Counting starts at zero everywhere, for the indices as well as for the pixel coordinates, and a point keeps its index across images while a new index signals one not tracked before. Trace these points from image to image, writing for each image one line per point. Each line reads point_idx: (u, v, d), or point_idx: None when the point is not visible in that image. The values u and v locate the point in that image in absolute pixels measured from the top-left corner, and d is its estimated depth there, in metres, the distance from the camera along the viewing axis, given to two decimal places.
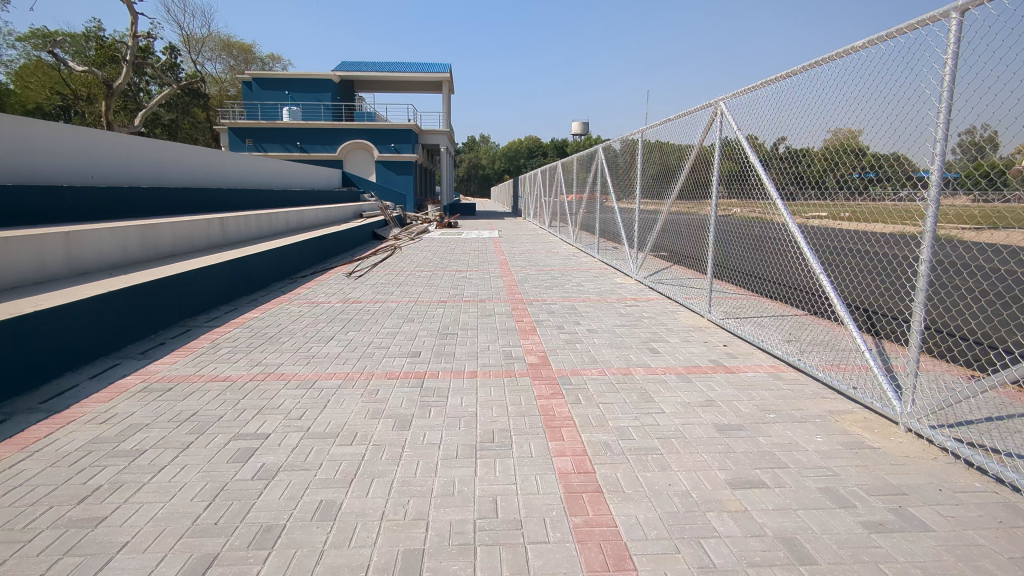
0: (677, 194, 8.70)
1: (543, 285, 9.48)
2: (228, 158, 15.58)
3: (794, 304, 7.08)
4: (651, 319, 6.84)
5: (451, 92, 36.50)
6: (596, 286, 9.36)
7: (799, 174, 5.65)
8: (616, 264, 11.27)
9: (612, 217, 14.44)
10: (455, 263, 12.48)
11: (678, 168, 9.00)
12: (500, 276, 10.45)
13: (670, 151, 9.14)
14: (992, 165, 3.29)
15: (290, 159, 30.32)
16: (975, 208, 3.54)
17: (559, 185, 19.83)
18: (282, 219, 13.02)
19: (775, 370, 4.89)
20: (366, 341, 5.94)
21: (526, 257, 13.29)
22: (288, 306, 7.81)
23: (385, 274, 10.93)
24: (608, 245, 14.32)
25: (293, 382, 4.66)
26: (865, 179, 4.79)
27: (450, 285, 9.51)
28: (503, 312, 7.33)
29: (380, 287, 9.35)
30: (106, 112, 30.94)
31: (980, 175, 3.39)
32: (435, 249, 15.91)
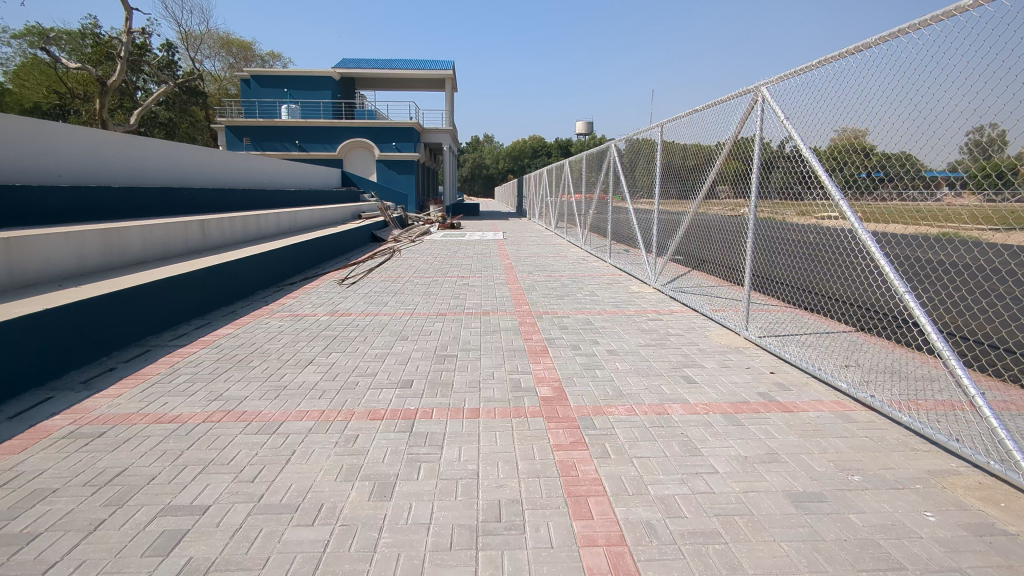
0: (704, 194, 7.85)
1: (553, 294, 8.62)
2: (217, 156, 14.75)
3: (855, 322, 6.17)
4: (679, 337, 5.97)
5: (454, 90, 35.74)
6: (611, 295, 8.48)
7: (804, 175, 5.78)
8: (631, 270, 10.42)
9: (624, 218, 13.60)
10: (457, 269, 11.63)
11: (705, 165, 8.15)
12: (505, 283, 9.60)
13: (694, 148, 8.31)
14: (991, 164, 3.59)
15: (289, 158, 29.54)
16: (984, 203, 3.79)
17: (566, 184, 19.01)
18: (273, 221, 12.21)
19: (841, 408, 4.02)
20: (350, 366, 5.09)
21: (533, 262, 12.44)
22: (268, 320, 6.96)
23: (380, 280, 10.08)
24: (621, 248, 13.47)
25: (255, 425, 3.81)
26: (872, 179, 4.85)
27: (450, 294, 8.67)
28: (510, 328, 6.47)
29: (374, 296, 8.50)
30: (101, 111, 30.20)
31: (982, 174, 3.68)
32: (437, 252, 15.07)
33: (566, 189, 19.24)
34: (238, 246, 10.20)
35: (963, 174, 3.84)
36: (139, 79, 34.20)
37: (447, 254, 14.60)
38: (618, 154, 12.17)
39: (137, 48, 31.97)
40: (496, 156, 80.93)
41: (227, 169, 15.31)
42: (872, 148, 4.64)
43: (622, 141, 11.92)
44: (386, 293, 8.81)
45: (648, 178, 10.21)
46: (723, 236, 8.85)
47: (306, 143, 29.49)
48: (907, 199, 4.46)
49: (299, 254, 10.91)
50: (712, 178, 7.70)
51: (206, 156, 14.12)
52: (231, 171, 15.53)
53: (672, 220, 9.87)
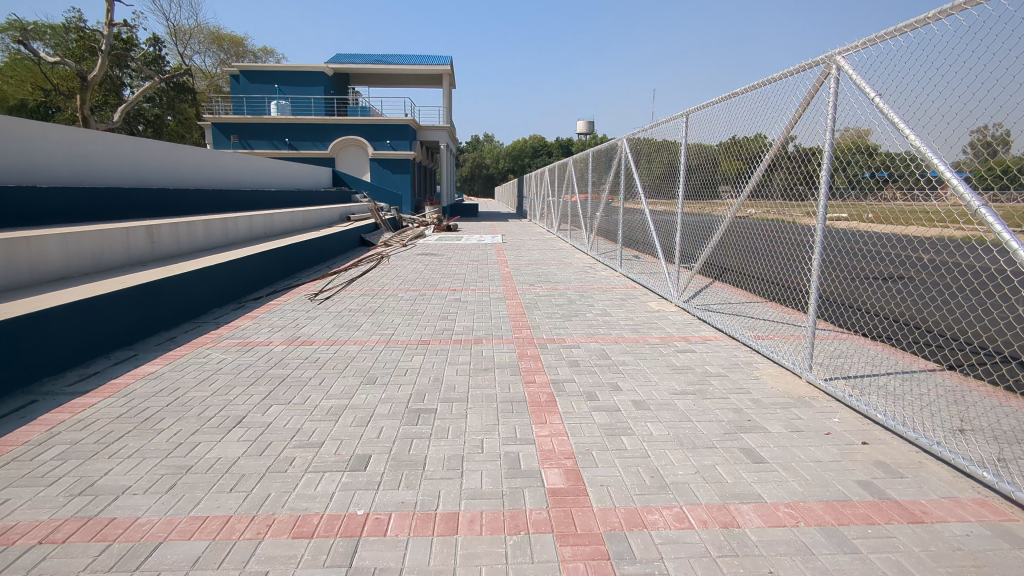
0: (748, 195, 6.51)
1: (559, 314, 7.31)
2: (187, 153, 13.44)
3: (963, 364, 4.78)
4: (723, 382, 4.65)
5: (451, 86, 34.41)
6: (628, 316, 7.16)
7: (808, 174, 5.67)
8: (650, 283, 9.12)
9: (635, 221, 12.32)
10: (448, 280, 10.30)
11: (748, 163, 6.81)
12: (502, 299, 8.30)
13: (734, 150, 6.98)
14: (1003, 163, 3.21)
15: (278, 157, 28.22)
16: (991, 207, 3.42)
17: (569, 184, 17.69)
18: (243, 224, 10.96)
19: (996, 517, 2.72)
20: (291, 429, 3.80)
21: (534, 271, 11.12)
22: (209, 353, 5.65)
23: (359, 295, 8.78)
24: (631, 255, 12.17)
25: (115, 552, 2.50)
26: (878, 179, 4.65)
27: (437, 314, 7.36)
28: (506, 365, 5.16)
29: (346, 318, 7.18)
30: (82, 106, 28.91)
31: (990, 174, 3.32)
32: (430, 259, 13.75)
33: (569, 190, 17.92)
34: (196, 254, 8.92)
35: (964, 176, 3.48)
36: (124, 74, 32.94)
37: (441, 261, 13.28)
38: (625, 151, 10.74)
39: (122, 41, 30.70)
40: (496, 155, 79.57)
41: (201, 168, 14.10)
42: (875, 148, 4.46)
43: (630, 136, 10.51)
44: (362, 312, 7.49)
45: (666, 178, 8.86)
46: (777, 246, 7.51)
47: (296, 142, 28.24)
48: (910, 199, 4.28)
49: (267, 263, 9.65)
50: (760, 176, 6.36)
51: (175, 153, 12.89)
52: (205, 170, 14.32)
53: (697, 223, 8.50)
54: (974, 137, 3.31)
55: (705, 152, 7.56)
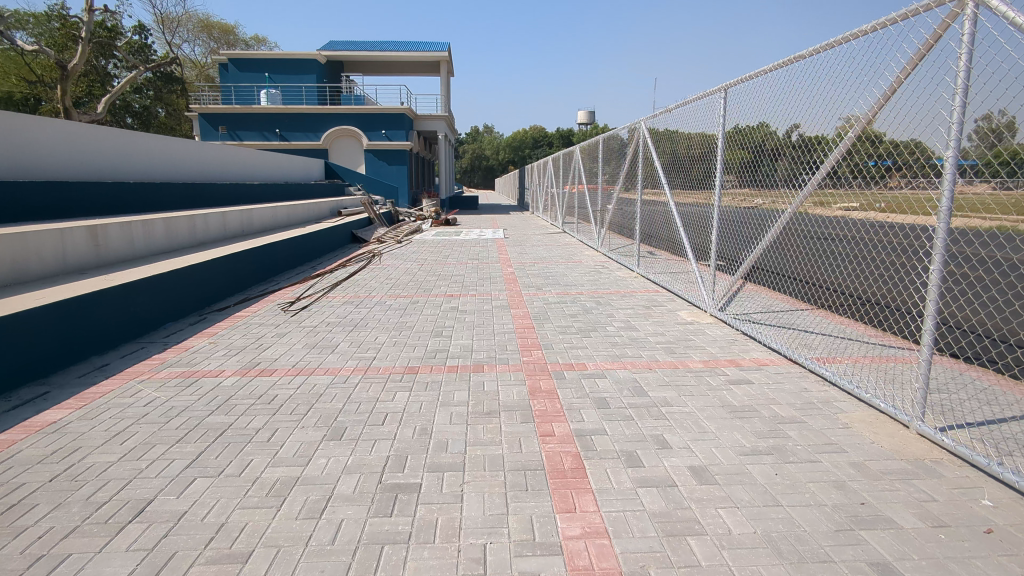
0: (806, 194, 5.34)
1: (575, 328, 6.18)
2: (158, 144, 12.23)
3: None
4: (804, 435, 3.51)
5: (449, 74, 33.06)
6: (658, 331, 6.02)
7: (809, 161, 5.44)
8: (676, 287, 7.96)
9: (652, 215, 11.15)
10: (445, 283, 9.16)
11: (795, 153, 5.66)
12: (506, 309, 7.15)
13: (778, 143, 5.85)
14: (1011, 151, 3.11)
15: (268, 148, 27.00)
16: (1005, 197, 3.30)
17: (575, 175, 16.46)
18: (214, 223, 9.80)
19: None
20: (210, 526, 2.66)
21: (541, 272, 9.97)
22: (141, 389, 4.50)
23: (342, 303, 7.63)
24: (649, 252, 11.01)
25: None
26: (883, 167, 4.53)
27: (430, 330, 6.21)
28: (515, 406, 4.01)
29: (322, 335, 6.04)
30: (63, 97, 27.69)
31: (996, 163, 3.23)
32: (426, 257, 12.58)
33: (575, 181, 16.71)
34: (153, 258, 7.77)
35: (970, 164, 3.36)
36: (109, 64, 31.66)
37: (438, 259, 12.12)
38: (642, 138, 9.47)
39: (105, 30, 29.40)
40: (496, 147, 78.19)
41: (178, 161, 12.95)
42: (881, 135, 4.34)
43: (649, 119, 9.24)
44: (341, 328, 6.34)
45: (697, 167, 7.65)
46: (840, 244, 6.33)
47: (287, 133, 27.00)
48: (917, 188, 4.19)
49: (235, 267, 8.49)
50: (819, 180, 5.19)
51: (144, 144, 11.68)
52: (183, 163, 13.16)
53: (736, 217, 7.28)
54: (980, 123, 3.24)
55: (746, 137, 6.40)
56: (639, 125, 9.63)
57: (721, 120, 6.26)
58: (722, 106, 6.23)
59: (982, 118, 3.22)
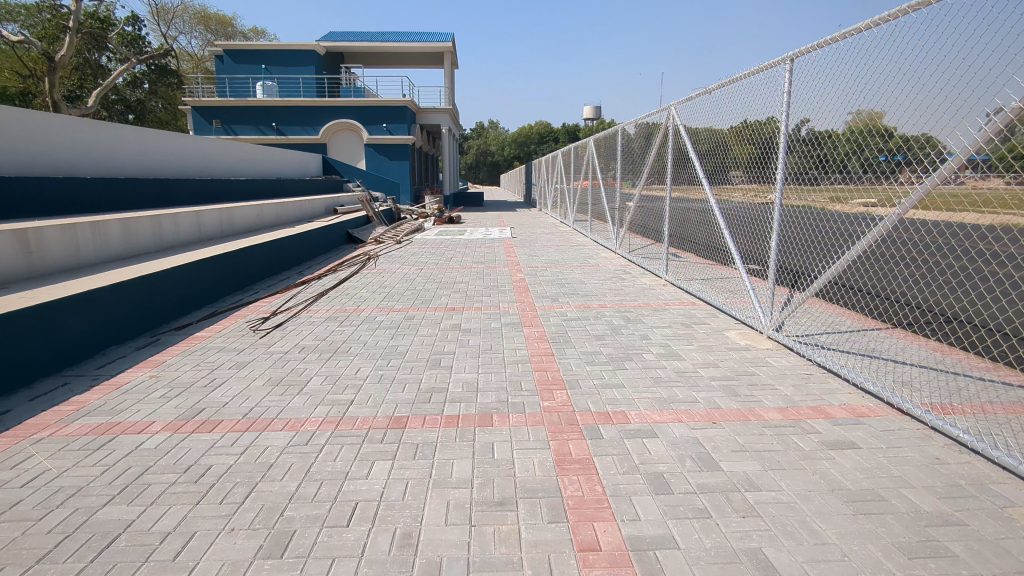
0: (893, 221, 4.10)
1: (605, 356, 5.01)
2: (132, 136, 11.08)
3: None
4: (979, 555, 2.32)
5: (452, 66, 31.90)
6: (708, 361, 4.85)
7: (822, 157, 5.08)
8: (716, 300, 6.78)
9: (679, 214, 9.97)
10: (446, 293, 8.01)
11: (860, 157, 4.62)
12: (517, 328, 6.00)
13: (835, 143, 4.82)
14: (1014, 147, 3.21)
15: (265, 143, 25.87)
16: (1011, 193, 3.35)
17: (588, 170, 15.28)
18: (185, 225, 8.70)
19: None
20: None
21: (556, 279, 8.81)
22: (33, 453, 3.33)
23: (323, 320, 6.48)
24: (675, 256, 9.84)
25: None
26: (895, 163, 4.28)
27: (425, 358, 5.06)
28: (538, 492, 2.84)
29: (292, 367, 4.89)
30: (50, 90, 26.62)
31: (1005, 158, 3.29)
32: (427, 260, 11.43)
33: (587, 176, 15.53)
34: (104, 268, 6.62)
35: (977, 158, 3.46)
36: (101, 56, 30.61)
37: (440, 262, 10.97)
38: (672, 123, 8.25)
39: (96, 20, 28.31)
40: (501, 143, 77.02)
41: (157, 156, 11.84)
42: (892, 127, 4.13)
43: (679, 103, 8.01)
44: (317, 355, 5.20)
45: (746, 157, 6.43)
46: (936, 249, 5.15)
47: (284, 127, 25.82)
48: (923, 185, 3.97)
49: (203, 275, 7.35)
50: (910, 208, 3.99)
51: (115, 134, 10.51)
52: (163, 158, 12.05)
53: (798, 217, 6.09)
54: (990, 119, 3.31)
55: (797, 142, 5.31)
56: (666, 111, 8.43)
57: (784, 105, 5.13)
58: (786, 87, 5.10)
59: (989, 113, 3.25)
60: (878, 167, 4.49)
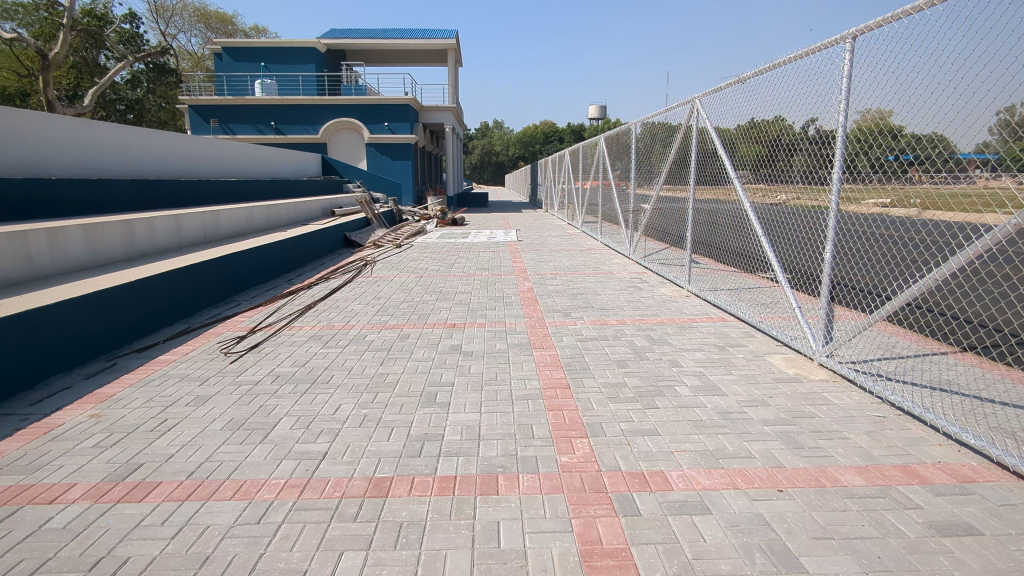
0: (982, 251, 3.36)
1: (631, 390, 4.23)
2: (113, 133, 10.32)
3: None
4: None
5: (456, 63, 31.15)
6: (755, 399, 4.06)
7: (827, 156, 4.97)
8: (751, 317, 5.98)
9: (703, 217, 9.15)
10: (446, 306, 7.24)
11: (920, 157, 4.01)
12: (526, 352, 5.22)
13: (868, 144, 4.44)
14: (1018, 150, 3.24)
15: (263, 143, 25.17)
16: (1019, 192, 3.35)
17: (598, 169, 14.46)
18: (161, 230, 7.99)
19: None
20: None
21: (566, 290, 8.03)
22: None
23: (305, 341, 5.71)
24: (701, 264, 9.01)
25: None
26: (903, 163, 4.20)
27: (417, 391, 4.30)
28: None
29: (260, 403, 4.13)
30: (44, 88, 26.01)
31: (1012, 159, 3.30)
32: (428, 267, 10.64)
33: (596, 177, 14.71)
34: (61, 281, 5.89)
35: (989, 157, 3.43)
36: (99, 54, 29.98)
37: (441, 269, 10.20)
38: (696, 116, 7.44)
39: (93, 18, 27.63)
40: (506, 143, 76.17)
41: (141, 156, 11.11)
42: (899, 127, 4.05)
43: (705, 93, 7.21)
44: (292, 387, 4.45)
45: (792, 155, 5.64)
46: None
47: (283, 126, 25.10)
48: (935, 183, 3.91)
49: (176, 286, 6.61)
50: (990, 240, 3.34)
51: (92, 132, 9.76)
52: (147, 157, 11.31)
53: (861, 225, 5.26)
54: (1002, 117, 3.27)
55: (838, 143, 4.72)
56: (689, 103, 7.63)
57: (843, 96, 4.36)
58: (846, 73, 4.32)
59: (1002, 111, 3.24)
60: (884, 167, 4.41)
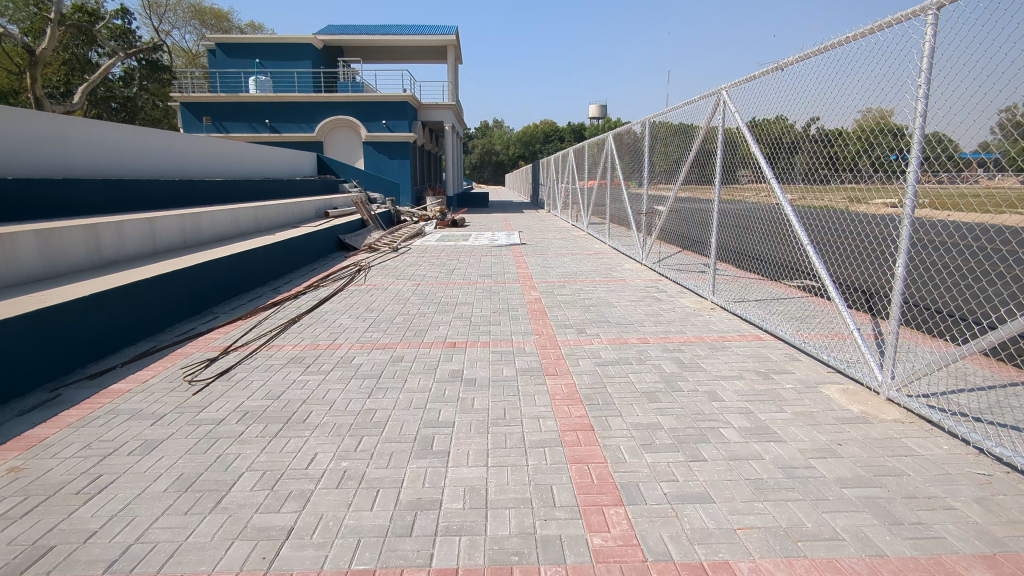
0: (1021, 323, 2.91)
1: (668, 435, 3.50)
2: (86, 129, 9.56)
3: None
4: None
5: (455, 61, 30.44)
6: (822, 448, 3.33)
7: (835, 156, 4.95)
8: (794, 337, 5.26)
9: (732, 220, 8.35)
10: (445, 320, 6.52)
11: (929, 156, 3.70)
12: (537, 381, 4.49)
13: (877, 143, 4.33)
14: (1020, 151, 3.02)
15: (257, 141, 24.44)
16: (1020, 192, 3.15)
17: (605, 169, 13.72)
18: (131, 235, 7.27)
19: None
20: None
21: (576, 301, 7.31)
22: None
23: (284, 365, 4.98)
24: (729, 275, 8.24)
25: None
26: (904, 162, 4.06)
27: (410, 435, 3.58)
28: None
29: (220, 452, 3.40)
30: (32, 85, 25.27)
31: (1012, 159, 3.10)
32: (426, 273, 9.90)
33: (602, 177, 14.01)
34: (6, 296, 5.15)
35: (992, 156, 3.23)
36: (90, 51, 29.26)
37: (440, 276, 9.47)
38: (724, 109, 6.70)
39: (84, 13, 26.86)
40: (506, 142, 75.19)
41: (118, 154, 10.38)
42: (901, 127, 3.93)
43: (733, 84, 6.47)
44: (261, 428, 3.72)
45: (842, 154, 4.89)
46: None
47: (278, 125, 24.38)
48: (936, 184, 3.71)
49: (143, 300, 5.87)
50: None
51: (63, 128, 8.99)
52: (126, 154, 10.55)
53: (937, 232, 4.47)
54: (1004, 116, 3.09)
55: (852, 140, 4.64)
56: (714, 95, 6.91)
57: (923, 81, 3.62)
58: (927, 58, 3.60)
59: (1005, 110, 3.06)
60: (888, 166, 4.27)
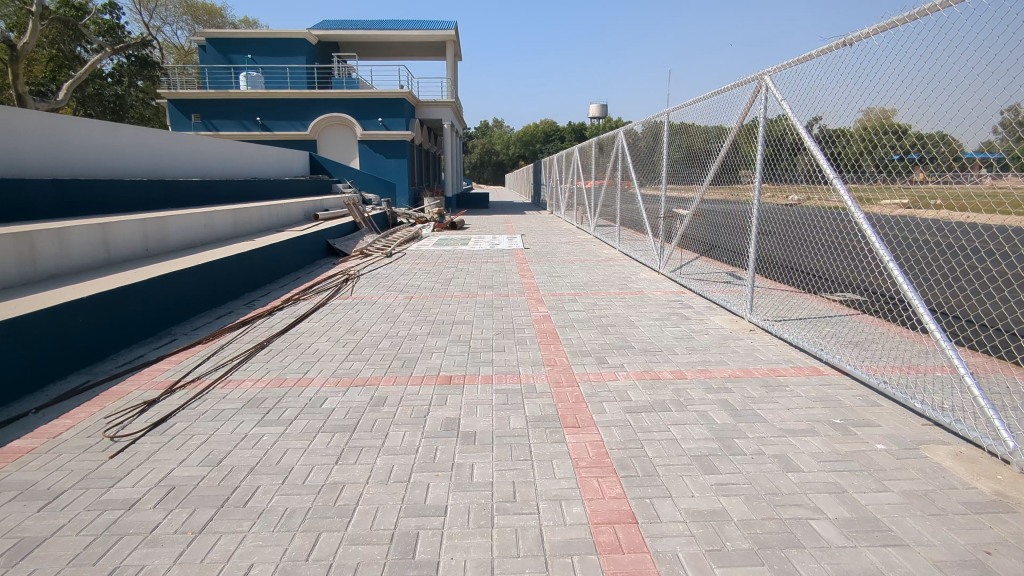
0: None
1: (744, 538, 2.51)
2: (42, 123, 8.51)
3: None
4: None
5: (455, 57, 29.55)
6: (966, 560, 2.35)
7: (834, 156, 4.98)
8: (868, 375, 4.25)
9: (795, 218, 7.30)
10: (439, 345, 5.53)
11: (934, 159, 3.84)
12: (555, 437, 3.51)
13: (878, 145, 4.38)
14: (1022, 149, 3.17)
15: (248, 140, 23.46)
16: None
17: (615, 168, 12.77)
18: (77, 245, 6.30)
19: None
20: None
21: (592, 320, 6.32)
22: None
23: (236, 412, 3.99)
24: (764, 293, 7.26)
25: None
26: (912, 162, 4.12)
27: (386, 533, 2.60)
28: None
29: (116, 564, 2.41)
30: (15, 81, 24.24)
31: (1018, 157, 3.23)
32: (421, 282, 8.92)
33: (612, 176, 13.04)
34: None
35: (996, 156, 3.36)
36: (78, 47, 28.24)
37: (436, 287, 8.48)
38: (767, 96, 5.70)
39: (69, 8, 25.72)
40: (506, 142, 74.29)
41: (82, 152, 9.38)
42: (908, 129, 3.95)
43: (780, 66, 5.46)
44: (185, 517, 2.75)
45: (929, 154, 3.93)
46: None
47: (269, 122, 23.42)
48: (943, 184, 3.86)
49: (77, 326, 4.86)
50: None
51: (9, 121, 7.92)
52: (89, 152, 9.53)
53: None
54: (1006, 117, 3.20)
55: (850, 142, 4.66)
56: (754, 81, 5.92)
57: None
58: None
59: (1009, 111, 3.16)
60: (893, 166, 4.34)
